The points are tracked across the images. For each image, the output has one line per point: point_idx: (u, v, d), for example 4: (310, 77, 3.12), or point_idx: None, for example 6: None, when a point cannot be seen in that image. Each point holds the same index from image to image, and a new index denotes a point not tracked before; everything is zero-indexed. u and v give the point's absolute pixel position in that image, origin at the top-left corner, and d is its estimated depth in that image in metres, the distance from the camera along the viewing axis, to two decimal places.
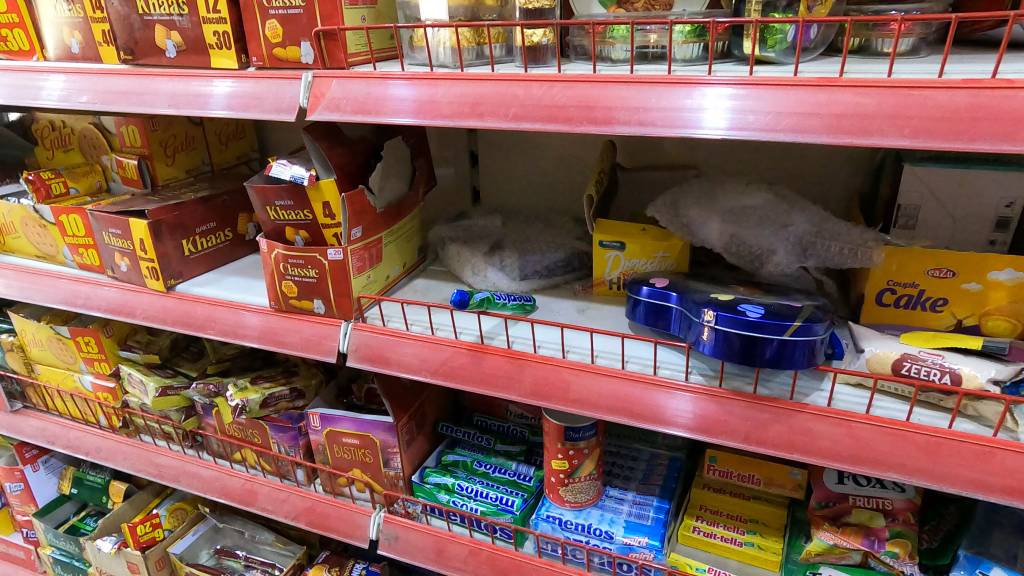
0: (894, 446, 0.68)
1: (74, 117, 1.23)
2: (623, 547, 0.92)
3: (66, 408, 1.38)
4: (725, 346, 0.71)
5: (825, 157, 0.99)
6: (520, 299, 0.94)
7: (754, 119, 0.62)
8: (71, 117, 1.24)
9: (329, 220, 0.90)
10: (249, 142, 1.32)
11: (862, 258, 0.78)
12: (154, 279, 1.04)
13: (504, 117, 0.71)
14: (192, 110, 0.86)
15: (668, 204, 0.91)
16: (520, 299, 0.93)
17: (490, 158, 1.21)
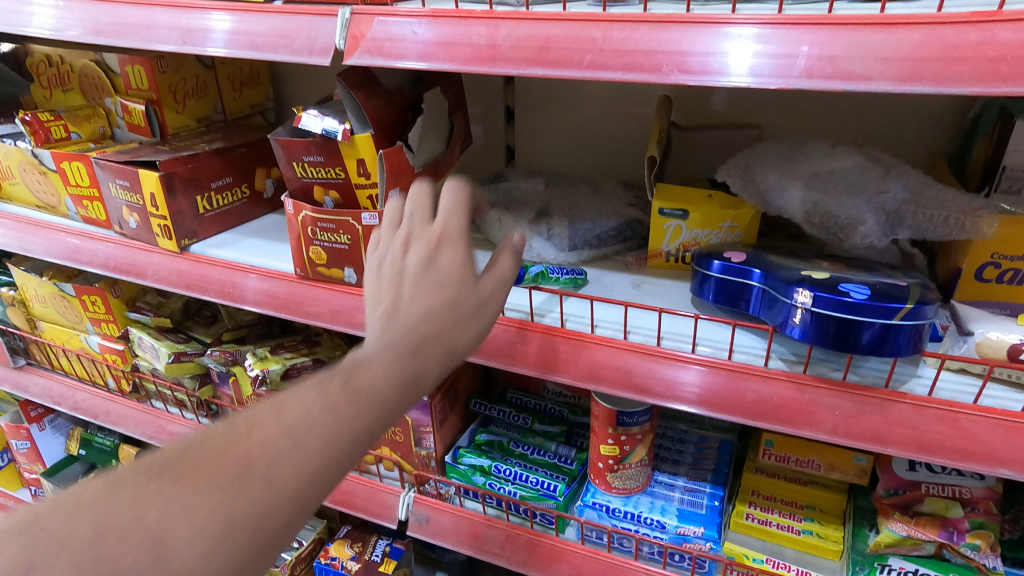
0: (1009, 442, 0.60)
1: (74, 52, 1.11)
2: (676, 537, 0.86)
3: (72, 369, 1.30)
4: (818, 331, 0.64)
5: (908, 115, 0.90)
6: (572, 272, 0.85)
7: (886, 67, 0.52)
8: (69, 52, 1.12)
9: (364, 179, 0.81)
10: (264, 90, 1.21)
11: (969, 229, 0.70)
12: (166, 239, 0.95)
13: (578, 65, 0.61)
14: (186, 47, 0.77)
15: (740, 167, 0.83)
16: (572, 273, 0.85)
17: (529, 114, 1.11)
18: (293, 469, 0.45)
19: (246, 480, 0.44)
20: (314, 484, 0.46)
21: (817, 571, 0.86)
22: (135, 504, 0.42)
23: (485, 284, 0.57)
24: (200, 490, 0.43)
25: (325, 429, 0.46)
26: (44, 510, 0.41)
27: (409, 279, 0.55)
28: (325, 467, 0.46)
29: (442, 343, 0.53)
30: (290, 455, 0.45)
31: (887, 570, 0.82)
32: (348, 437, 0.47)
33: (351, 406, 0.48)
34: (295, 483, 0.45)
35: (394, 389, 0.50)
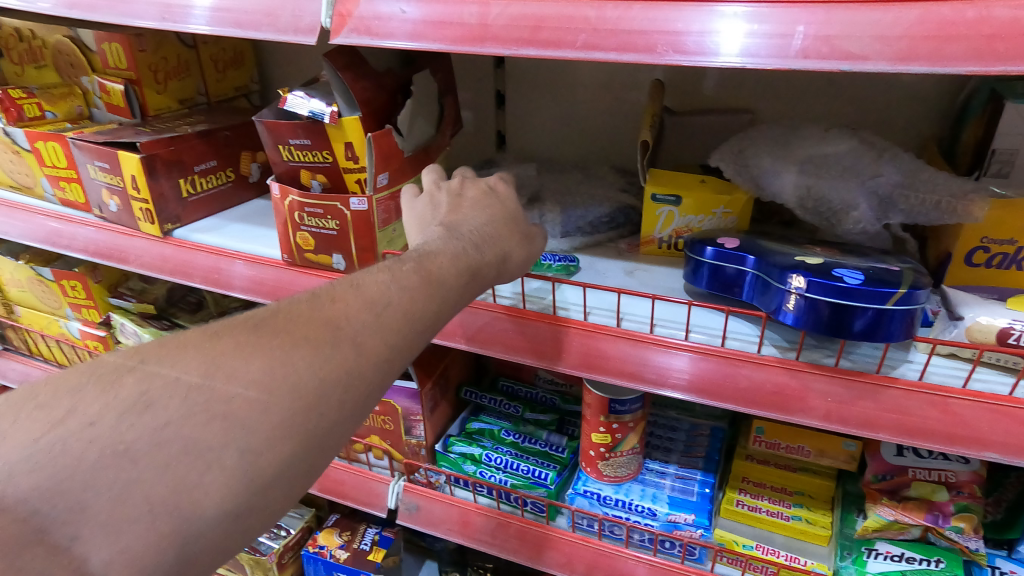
0: (998, 426, 0.61)
1: (46, 27, 1.08)
2: (667, 524, 0.86)
3: (52, 355, 1.27)
4: (812, 316, 0.63)
5: (900, 100, 0.90)
6: (565, 260, 0.85)
7: (883, 47, 0.51)
8: (41, 26, 1.09)
9: (352, 163, 0.80)
10: (248, 72, 1.19)
11: (960, 213, 0.69)
12: (148, 223, 0.93)
13: (572, 45, 0.60)
14: (167, 24, 0.74)
15: (733, 151, 0.82)
16: (565, 261, 0.85)
17: (520, 98, 1.09)
18: (378, 337, 0.53)
19: (339, 341, 0.51)
20: (394, 355, 0.54)
21: (807, 556, 0.85)
22: (241, 353, 0.48)
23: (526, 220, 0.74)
24: (301, 341, 0.50)
25: (401, 306, 0.55)
26: (153, 354, 0.47)
27: (469, 201, 0.72)
28: (397, 340, 0.54)
29: (499, 249, 0.68)
30: (373, 326, 0.53)
31: (874, 554, 0.83)
32: (421, 316, 0.56)
33: (424, 288, 0.58)
34: (376, 354, 0.52)
35: (461, 275, 0.61)
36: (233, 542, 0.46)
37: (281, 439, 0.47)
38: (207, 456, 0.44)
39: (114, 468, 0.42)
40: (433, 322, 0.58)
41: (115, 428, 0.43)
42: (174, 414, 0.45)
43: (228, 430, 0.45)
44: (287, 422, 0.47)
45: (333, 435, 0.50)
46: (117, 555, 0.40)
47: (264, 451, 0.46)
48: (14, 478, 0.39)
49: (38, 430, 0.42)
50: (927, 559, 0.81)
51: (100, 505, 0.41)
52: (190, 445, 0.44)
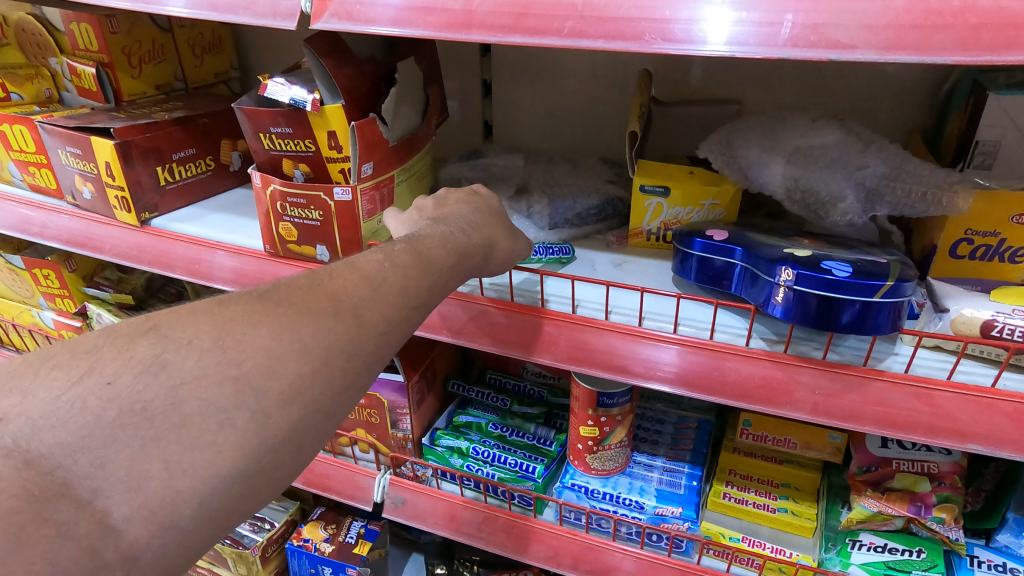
0: (982, 418, 0.61)
1: (9, 5, 1.05)
2: (654, 517, 0.86)
3: (25, 345, 1.24)
4: (799, 309, 0.63)
5: (885, 91, 0.90)
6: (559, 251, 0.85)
7: (871, 36, 0.51)
8: (6, 5, 1.06)
9: (335, 152, 0.78)
10: (227, 57, 1.16)
11: (945, 205, 0.69)
12: (125, 212, 0.91)
13: (558, 32, 0.58)
14: (141, 6, 0.72)
15: (721, 142, 0.81)
16: (559, 252, 0.84)
17: (506, 88, 1.08)
18: (379, 310, 0.52)
19: (341, 312, 0.50)
20: (395, 330, 0.53)
21: (792, 548, 0.86)
22: (250, 319, 0.47)
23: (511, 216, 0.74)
24: (302, 311, 0.49)
25: (398, 281, 0.54)
26: (166, 318, 0.46)
27: (452, 198, 0.71)
28: (395, 315, 0.53)
29: (487, 236, 0.67)
30: (374, 299, 0.52)
31: (859, 545, 0.84)
32: (419, 292, 0.55)
33: (420, 264, 0.57)
34: (377, 327, 0.51)
35: (452, 255, 0.61)
36: (245, 508, 0.44)
37: (292, 402, 0.46)
38: (219, 417, 0.43)
39: (132, 427, 0.40)
40: (429, 300, 0.57)
41: (131, 388, 0.41)
42: (190, 374, 0.43)
43: (239, 395, 0.44)
44: (295, 387, 0.46)
45: (340, 403, 0.49)
46: (137, 510, 0.39)
47: (275, 414, 0.45)
48: (38, 432, 0.38)
49: (57, 388, 0.40)
50: (909, 550, 0.82)
51: (119, 462, 0.39)
52: (205, 405, 0.43)
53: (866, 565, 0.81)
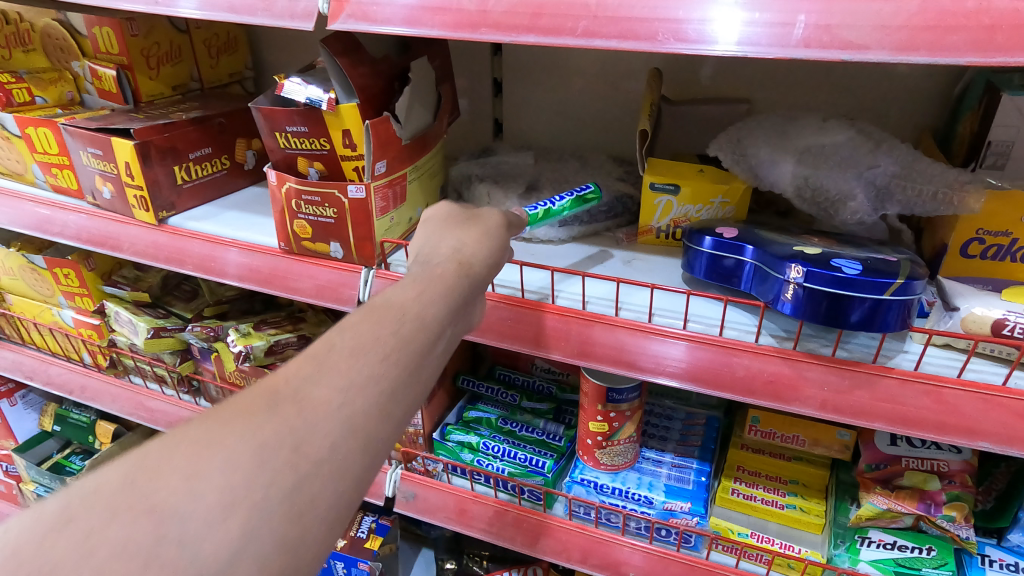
0: (991, 415, 0.61)
1: (35, 10, 1.07)
2: (663, 512, 0.87)
3: (44, 343, 1.26)
4: (810, 306, 0.63)
5: (897, 90, 0.90)
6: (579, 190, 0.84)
7: (883, 36, 0.51)
8: (29, 10, 1.08)
9: (349, 151, 0.79)
10: (241, 57, 1.18)
11: (956, 205, 0.69)
12: (143, 211, 0.93)
13: (571, 32, 0.59)
14: (158, 8, 0.73)
15: (732, 141, 0.82)
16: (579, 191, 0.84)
17: (517, 87, 1.08)
18: (325, 386, 0.46)
19: (279, 404, 0.45)
20: (360, 402, 0.46)
21: (801, 544, 0.87)
22: (169, 443, 0.41)
23: (495, 229, 0.67)
24: (237, 413, 0.43)
25: (342, 345, 0.48)
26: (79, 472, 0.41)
27: (420, 233, 0.68)
28: (348, 382, 0.47)
29: (447, 246, 0.63)
30: (315, 378, 0.46)
31: (868, 542, 0.84)
32: (381, 350, 0.49)
33: (370, 320, 0.51)
34: (332, 405, 0.45)
35: (411, 292, 0.55)
36: None
37: (230, 516, 0.39)
38: (142, 555, 0.37)
39: None
40: (403, 355, 0.50)
41: (30, 549, 0.35)
42: (102, 518, 0.37)
43: (160, 526, 0.38)
44: (240, 497, 0.40)
45: (315, 501, 0.42)
46: None
47: (213, 531, 0.38)
48: None
49: None
50: (920, 547, 0.83)
51: None
52: (123, 546, 0.37)
53: (876, 562, 0.82)
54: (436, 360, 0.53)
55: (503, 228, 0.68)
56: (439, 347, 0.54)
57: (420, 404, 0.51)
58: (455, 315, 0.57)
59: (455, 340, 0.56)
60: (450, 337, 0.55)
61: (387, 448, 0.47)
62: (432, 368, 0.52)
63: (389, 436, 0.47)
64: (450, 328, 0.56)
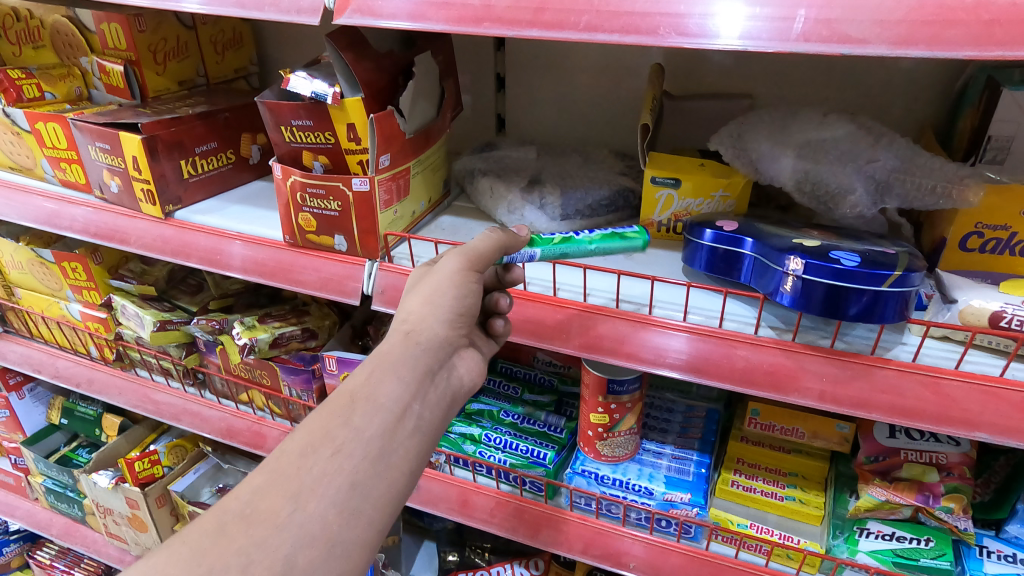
0: (989, 406, 0.62)
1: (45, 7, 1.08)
2: (663, 503, 0.88)
3: (52, 336, 1.27)
4: (808, 298, 0.64)
5: (898, 86, 0.90)
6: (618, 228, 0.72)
7: (883, 31, 0.52)
8: (39, 6, 1.09)
9: (353, 144, 0.80)
10: (247, 53, 1.19)
11: (955, 198, 0.70)
12: (150, 204, 0.94)
13: (575, 27, 0.60)
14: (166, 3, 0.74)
15: (733, 135, 0.82)
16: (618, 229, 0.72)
17: (519, 82, 1.09)
18: (272, 499, 0.48)
19: (227, 522, 0.46)
20: (315, 506, 0.48)
21: (800, 535, 0.88)
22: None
23: (470, 280, 0.65)
24: (190, 539, 0.46)
25: (292, 448, 0.51)
26: None
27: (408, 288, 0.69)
28: (300, 486, 0.49)
29: (413, 311, 0.63)
30: (265, 489, 0.48)
31: (866, 533, 0.85)
32: (332, 446, 0.51)
33: (327, 414, 0.53)
34: (283, 514, 0.47)
35: (369, 374, 0.56)
36: None
37: None
38: None
39: None
40: (358, 445, 0.52)
41: None
42: None
43: None
44: None
45: None
46: None
47: None
48: None
49: None
50: (918, 538, 0.83)
51: None
52: None
53: (874, 552, 0.82)
54: (402, 440, 0.54)
55: (467, 268, 0.66)
56: (400, 426, 0.55)
57: (389, 487, 0.53)
58: (417, 388, 0.57)
59: (425, 416, 0.57)
60: (417, 414, 0.56)
61: (354, 548, 0.49)
62: (397, 452, 0.54)
63: (357, 535, 0.50)
64: (415, 405, 0.56)
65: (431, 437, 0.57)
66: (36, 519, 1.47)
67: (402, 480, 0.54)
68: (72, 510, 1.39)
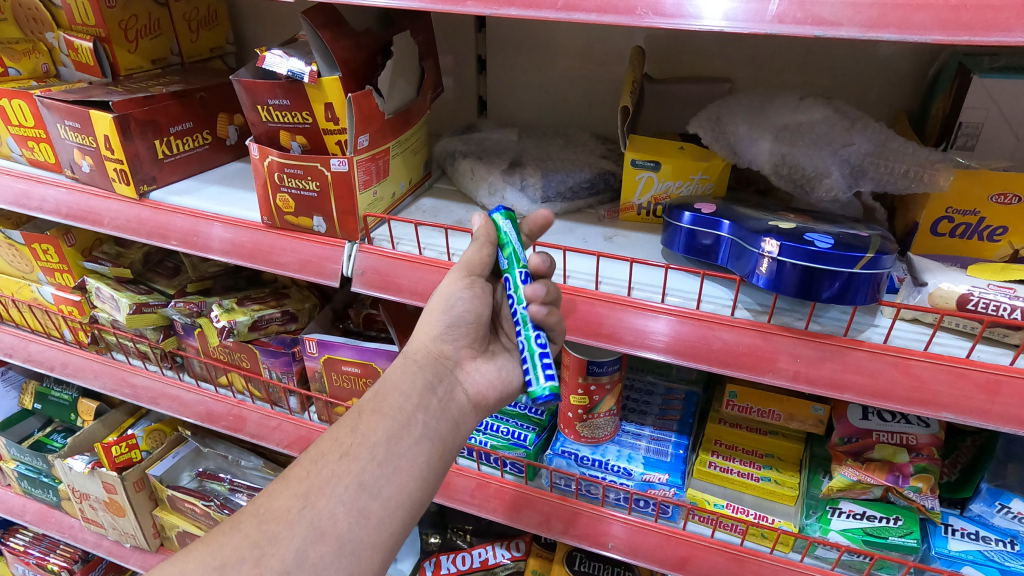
0: (954, 386, 0.63)
1: None
2: (641, 483, 0.89)
3: (23, 320, 1.24)
4: (783, 280, 0.65)
5: (874, 71, 0.91)
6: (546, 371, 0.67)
7: (855, 13, 0.52)
8: None
9: (331, 124, 0.79)
10: (222, 32, 1.17)
11: (927, 182, 0.71)
12: (123, 184, 0.92)
13: (552, 6, 0.59)
14: None
15: (711, 118, 0.83)
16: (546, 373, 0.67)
17: (501, 64, 1.09)
18: (285, 497, 0.57)
19: (246, 519, 0.56)
20: (323, 504, 0.57)
21: (774, 514, 0.89)
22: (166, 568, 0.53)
23: (458, 303, 0.71)
24: (211, 539, 0.55)
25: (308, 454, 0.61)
26: None
27: None
28: (311, 485, 0.58)
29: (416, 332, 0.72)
30: (279, 490, 0.58)
31: (839, 512, 0.86)
32: (339, 452, 0.60)
33: (342, 426, 0.63)
34: (294, 510, 0.56)
35: (374, 390, 0.66)
36: None
37: None
38: None
39: None
40: (364, 449, 0.61)
41: None
42: None
43: None
44: None
45: None
46: None
47: None
48: None
49: None
50: (887, 517, 0.84)
51: None
52: None
53: (845, 531, 0.84)
54: (407, 446, 0.63)
55: (451, 280, 0.70)
56: (404, 432, 0.63)
57: (397, 488, 0.60)
58: (420, 401, 0.66)
59: (427, 424, 0.65)
60: (421, 423, 0.65)
61: (363, 545, 0.57)
62: (402, 457, 0.62)
63: (367, 534, 0.58)
64: (417, 415, 0.65)
65: (434, 444, 0.65)
66: (9, 506, 1.45)
67: (409, 482, 0.61)
68: (48, 495, 1.37)
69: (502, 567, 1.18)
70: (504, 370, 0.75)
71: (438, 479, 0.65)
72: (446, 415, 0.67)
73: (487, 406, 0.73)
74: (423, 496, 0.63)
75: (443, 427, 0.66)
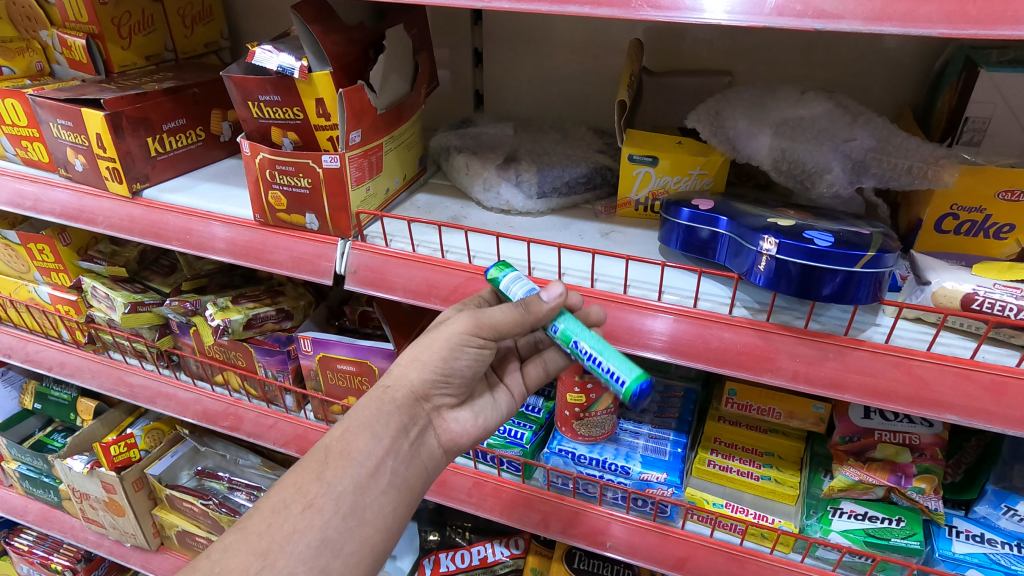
0: (958, 388, 0.62)
1: None
2: (640, 482, 0.88)
3: (21, 320, 1.24)
4: (782, 278, 0.63)
5: (877, 64, 0.89)
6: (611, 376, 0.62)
7: (856, 7, 0.51)
8: None
9: (323, 120, 0.78)
10: (217, 28, 1.16)
11: (931, 178, 0.69)
12: (116, 183, 0.91)
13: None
14: None
15: (710, 113, 0.81)
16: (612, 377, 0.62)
17: (497, 58, 1.07)
18: (241, 556, 0.55)
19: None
20: (282, 563, 0.56)
21: (774, 514, 0.87)
22: None
23: (460, 356, 0.68)
24: None
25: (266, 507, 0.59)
26: None
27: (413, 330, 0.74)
28: (269, 543, 0.57)
29: (400, 362, 0.69)
30: (235, 547, 0.56)
31: (840, 513, 0.85)
32: (301, 507, 0.59)
33: (304, 475, 0.61)
34: (252, 571, 0.55)
35: (344, 430, 0.64)
36: None
37: None
38: None
39: None
40: (329, 501, 0.60)
41: None
42: None
43: None
44: None
45: None
46: None
47: None
48: None
49: None
50: (889, 518, 0.83)
51: None
52: None
53: (846, 532, 0.82)
54: (373, 496, 0.62)
55: (466, 335, 0.66)
56: (372, 481, 0.63)
57: (361, 541, 0.61)
58: (393, 447, 0.65)
59: (395, 471, 0.65)
60: (390, 469, 0.64)
61: None
62: (367, 509, 0.62)
63: None
64: (386, 461, 0.64)
65: (401, 492, 0.65)
66: (12, 505, 1.46)
67: (373, 536, 0.62)
68: (48, 495, 1.37)
69: (501, 565, 1.17)
70: (477, 415, 0.75)
71: (402, 525, 0.66)
72: (414, 460, 0.67)
73: (455, 450, 0.73)
74: (385, 547, 0.63)
75: (410, 473, 0.66)
